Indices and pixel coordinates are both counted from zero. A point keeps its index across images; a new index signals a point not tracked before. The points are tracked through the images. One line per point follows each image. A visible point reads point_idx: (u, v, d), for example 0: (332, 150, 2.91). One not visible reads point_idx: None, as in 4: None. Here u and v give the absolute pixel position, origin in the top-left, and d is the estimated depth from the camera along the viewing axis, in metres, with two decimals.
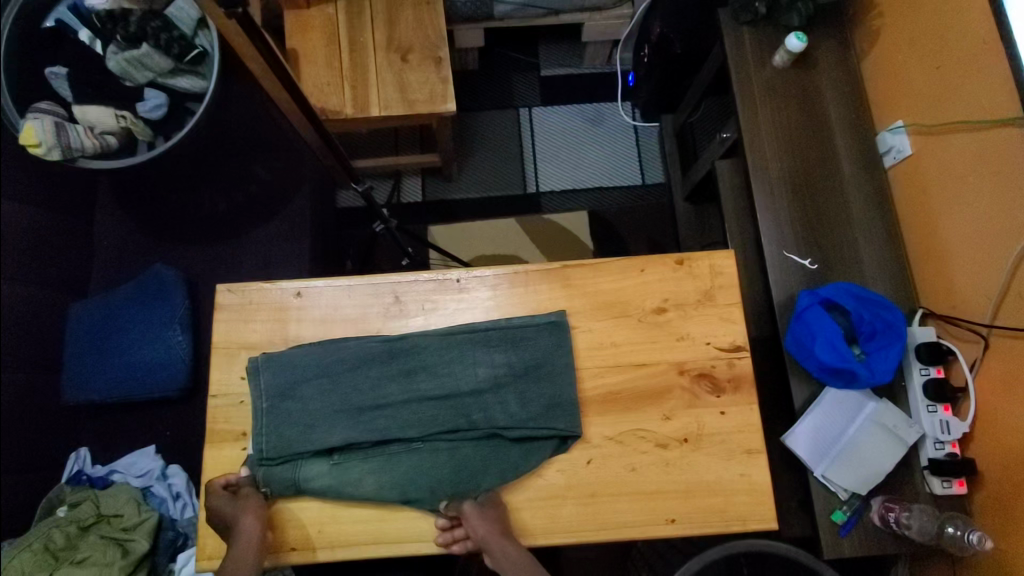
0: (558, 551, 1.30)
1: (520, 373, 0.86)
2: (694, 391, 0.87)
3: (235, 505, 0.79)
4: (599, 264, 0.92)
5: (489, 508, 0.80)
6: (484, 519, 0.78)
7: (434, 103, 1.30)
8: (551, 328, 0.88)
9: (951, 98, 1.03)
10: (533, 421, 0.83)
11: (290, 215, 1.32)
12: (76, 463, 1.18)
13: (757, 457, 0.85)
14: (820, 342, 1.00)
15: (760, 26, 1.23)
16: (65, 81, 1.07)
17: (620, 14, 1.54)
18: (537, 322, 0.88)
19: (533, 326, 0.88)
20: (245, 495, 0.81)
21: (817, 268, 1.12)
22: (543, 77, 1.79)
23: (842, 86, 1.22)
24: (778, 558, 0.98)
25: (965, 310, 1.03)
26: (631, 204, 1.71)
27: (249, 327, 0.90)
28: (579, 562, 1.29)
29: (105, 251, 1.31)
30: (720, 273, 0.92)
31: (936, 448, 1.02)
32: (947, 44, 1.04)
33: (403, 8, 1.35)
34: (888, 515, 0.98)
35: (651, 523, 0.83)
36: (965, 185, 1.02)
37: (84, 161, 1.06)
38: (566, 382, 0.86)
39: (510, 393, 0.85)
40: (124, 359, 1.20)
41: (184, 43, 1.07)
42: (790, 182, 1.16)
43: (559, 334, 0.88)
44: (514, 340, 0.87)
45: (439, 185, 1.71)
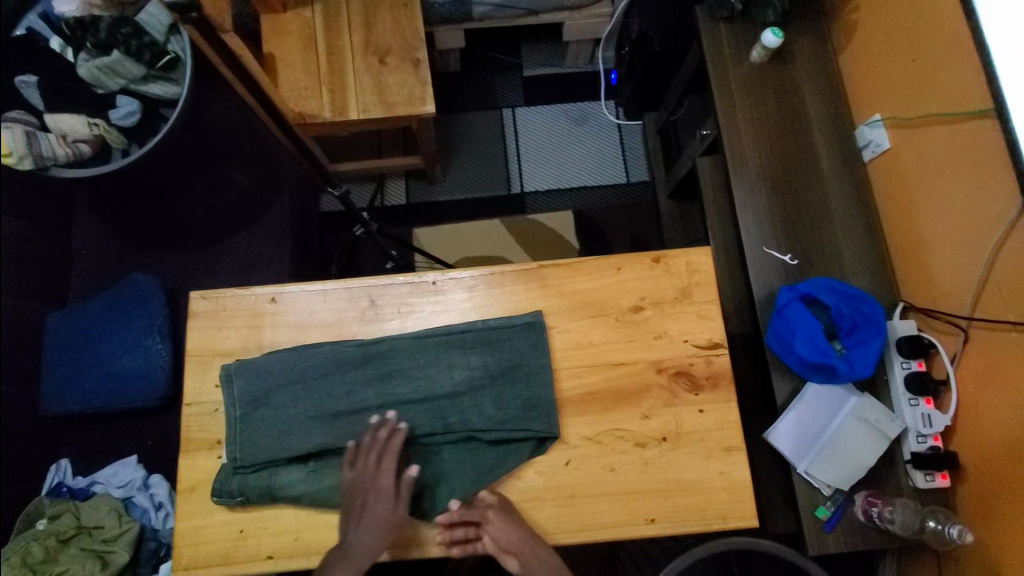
0: None
1: (499, 375, 0.85)
2: (672, 389, 0.87)
3: (385, 509, 0.78)
4: (575, 263, 0.91)
5: (509, 513, 0.80)
6: (507, 523, 0.79)
7: (413, 105, 1.29)
8: (527, 328, 0.87)
9: (925, 92, 1.04)
10: (511, 423, 0.83)
11: (270, 220, 1.31)
12: (57, 475, 1.17)
13: (737, 454, 0.85)
14: (799, 338, 1.00)
15: (737, 22, 1.23)
16: (36, 89, 1.05)
17: (600, 12, 1.54)
18: (513, 323, 0.87)
19: (511, 327, 0.87)
20: (398, 501, 0.79)
21: (797, 263, 1.11)
22: (526, 77, 1.79)
23: (820, 80, 1.21)
24: (765, 554, 0.98)
25: (945, 303, 1.03)
26: (615, 202, 1.70)
27: (223, 334, 0.89)
28: None
29: (83, 259, 1.30)
30: (698, 270, 0.91)
31: (919, 442, 1.01)
32: (921, 37, 1.04)
33: (381, 10, 1.35)
34: (870, 510, 0.98)
35: (631, 523, 0.82)
36: (942, 178, 1.02)
37: (56, 169, 1.05)
38: (542, 383, 0.85)
39: (488, 395, 0.84)
40: (104, 369, 1.19)
41: (156, 49, 1.07)
42: (769, 177, 1.16)
43: (536, 335, 0.87)
44: (492, 342, 0.86)
45: (423, 187, 1.70)
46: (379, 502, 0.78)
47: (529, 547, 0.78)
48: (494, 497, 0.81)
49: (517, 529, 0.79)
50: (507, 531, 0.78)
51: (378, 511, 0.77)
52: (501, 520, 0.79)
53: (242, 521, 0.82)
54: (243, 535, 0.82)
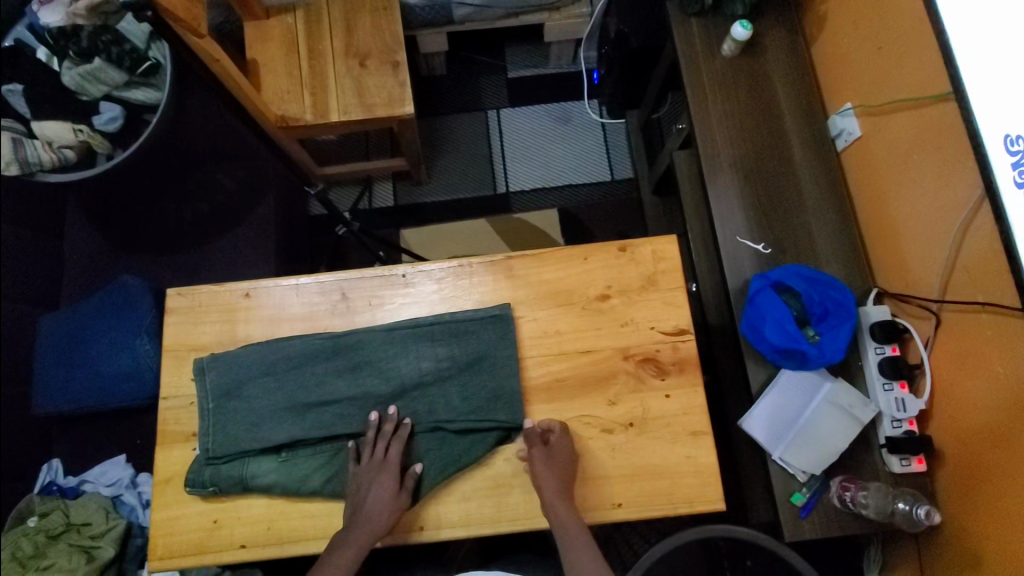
0: None
1: (466, 367, 0.87)
2: (639, 375, 0.87)
3: (389, 499, 0.79)
4: (543, 254, 0.92)
5: (561, 454, 0.82)
6: (549, 464, 0.81)
7: (392, 107, 1.32)
8: (493, 320, 0.88)
9: (893, 77, 1.04)
10: (477, 413, 0.85)
11: (255, 221, 1.34)
12: (48, 474, 1.20)
13: (703, 438, 0.85)
14: (769, 324, 1.00)
15: (708, 16, 1.24)
16: (22, 97, 1.09)
17: (578, 12, 1.56)
18: (479, 316, 0.89)
19: (477, 320, 0.88)
20: (401, 493, 0.80)
21: (770, 252, 1.12)
22: (510, 79, 1.81)
23: (793, 71, 1.23)
24: (762, 554, 0.96)
25: (918, 288, 1.03)
26: (600, 200, 1.72)
27: (198, 329, 0.91)
28: None
29: (73, 263, 1.33)
30: (664, 258, 0.92)
31: (893, 426, 1.01)
32: (886, 25, 1.05)
33: (361, 14, 1.38)
34: (844, 495, 0.98)
35: (598, 508, 0.83)
36: (909, 163, 1.03)
37: (42, 175, 1.09)
38: (508, 374, 0.87)
39: (455, 387, 0.87)
40: (93, 370, 1.21)
41: (137, 56, 1.10)
42: (742, 168, 1.17)
43: (502, 327, 0.89)
44: (459, 335, 0.88)
45: (409, 189, 1.73)
46: (382, 492, 0.79)
47: (553, 489, 0.80)
48: (555, 434, 0.83)
49: (562, 467, 0.81)
50: (544, 468, 0.80)
51: (381, 501, 0.79)
52: (554, 450, 0.82)
53: (215, 511, 0.84)
54: (217, 525, 0.84)
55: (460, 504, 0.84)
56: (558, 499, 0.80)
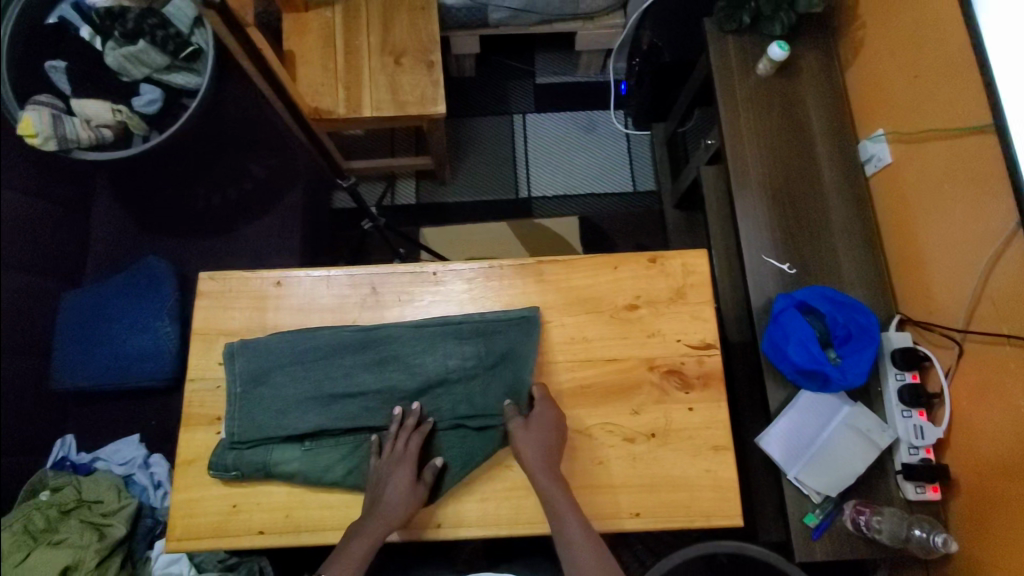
0: None
1: (492, 367, 0.87)
2: (663, 387, 0.88)
3: (406, 493, 0.79)
4: (573, 261, 0.93)
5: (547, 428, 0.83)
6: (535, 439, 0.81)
7: (425, 105, 1.33)
8: (520, 322, 0.88)
9: (928, 107, 1.05)
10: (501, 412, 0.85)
11: (281, 210, 1.35)
12: (62, 450, 1.21)
13: (724, 453, 0.85)
14: (793, 344, 1.01)
15: (745, 34, 1.25)
16: (64, 74, 1.10)
17: (612, 23, 1.57)
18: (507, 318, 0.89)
19: (505, 320, 0.88)
20: (419, 486, 0.81)
21: (795, 272, 1.13)
22: (538, 84, 1.82)
23: (825, 94, 1.24)
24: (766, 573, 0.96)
25: (942, 317, 1.04)
26: (621, 210, 1.72)
27: (228, 315, 0.91)
28: None
29: (99, 242, 1.34)
30: (693, 272, 0.93)
31: (910, 453, 1.01)
32: (924, 55, 1.06)
33: (398, 12, 1.39)
34: (858, 518, 0.98)
35: (616, 516, 0.83)
36: (941, 193, 1.03)
37: (79, 153, 1.09)
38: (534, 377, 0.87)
39: (478, 384, 0.87)
40: (114, 348, 1.22)
41: (180, 40, 1.11)
42: (771, 187, 1.17)
43: (531, 330, 0.89)
44: (488, 334, 0.88)
45: (432, 188, 1.74)
46: (402, 486, 0.80)
47: (540, 463, 0.80)
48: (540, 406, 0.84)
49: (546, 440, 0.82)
50: (528, 441, 0.81)
51: (401, 496, 0.79)
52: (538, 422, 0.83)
53: (236, 496, 0.85)
54: (237, 510, 0.84)
55: (479, 504, 0.84)
56: (545, 472, 0.80)
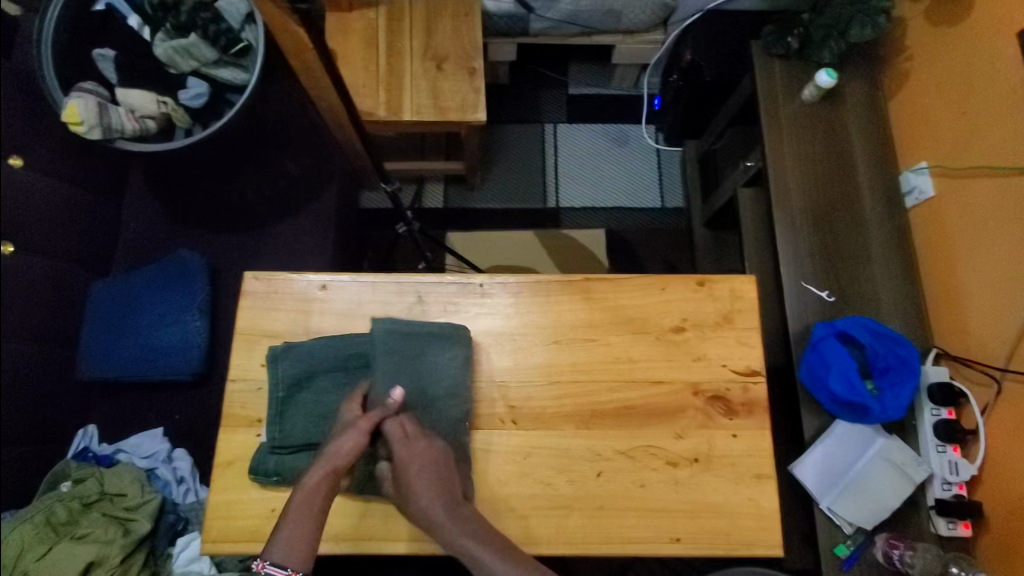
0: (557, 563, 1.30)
1: (432, 394, 0.83)
2: (708, 412, 0.87)
3: (355, 442, 0.74)
4: (621, 280, 0.93)
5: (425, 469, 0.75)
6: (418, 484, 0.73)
7: (465, 112, 1.32)
8: (438, 338, 0.85)
9: (975, 145, 1.05)
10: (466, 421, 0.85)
11: (314, 210, 1.34)
12: (84, 440, 1.19)
13: (767, 482, 0.85)
14: (834, 373, 1.01)
15: (791, 59, 1.26)
16: (111, 64, 1.10)
17: (652, 39, 1.57)
18: (417, 334, 0.84)
19: (384, 333, 0.82)
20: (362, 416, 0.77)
21: (833, 300, 1.13)
22: (570, 95, 1.82)
23: (868, 123, 1.24)
24: None
25: (980, 354, 1.03)
26: (649, 225, 1.72)
27: (272, 316, 0.91)
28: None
29: (129, 233, 1.33)
30: (741, 297, 0.92)
31: (943, 488, 1.01)
32: (975, 91, 1.06)
33: (441, 17, 1.39)
34: (892, 552, 0.98)
35: (657, 541, 0.83)
36: (986, 229, 1.03)
37: (122, 143, 1.08)
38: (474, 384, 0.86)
39: (442, 400, 0.83)
40: (142, 340, 1.21)
41: (231, 36, 1.10)
42: (811, 214, 1.17)
43: (457, 345, 0.86)
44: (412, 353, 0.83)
45: (461, 193, 1.73)
46: (351, 435, 0.75)
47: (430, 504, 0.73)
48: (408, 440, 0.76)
49: (426, 481, 0.74)
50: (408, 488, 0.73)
51: (347, 445, 0.74)
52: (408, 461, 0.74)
53: (274, 500, 0.84)
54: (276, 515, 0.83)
55: (520, 521, 0.83)
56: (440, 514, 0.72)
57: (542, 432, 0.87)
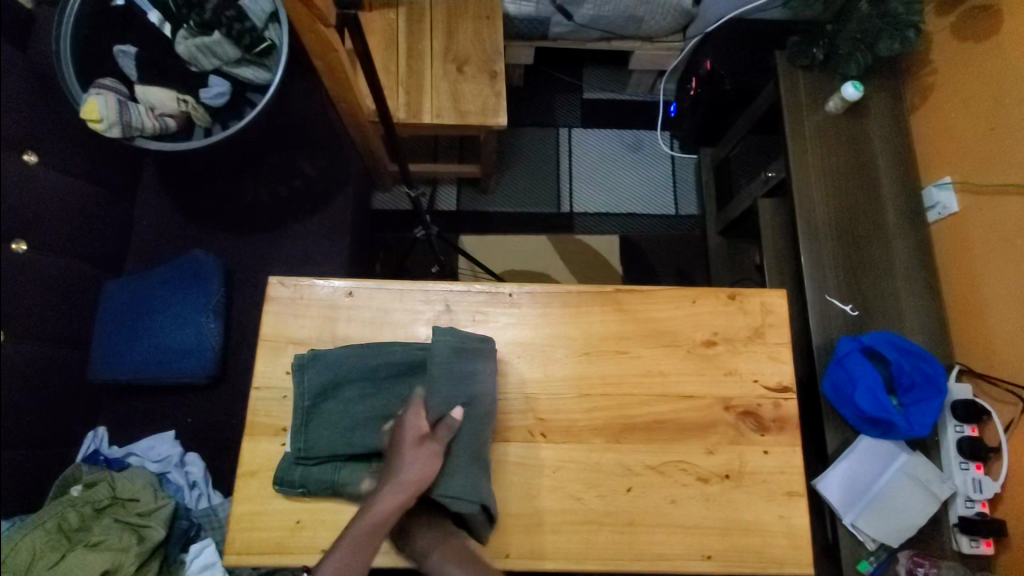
0: None
1: (481, 414, 0.79)
2: (739, 428, 0.87)
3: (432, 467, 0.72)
4: (652, 292, 0.92)
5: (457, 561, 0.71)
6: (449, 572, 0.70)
7: (486, 116, 1.30)
8: (474, 353, 0.81)
9: (1002, 162, 1.05)
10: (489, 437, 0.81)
11: (330, 212, 1.32)
12: (94, 443, 1.17)
13: (798, 500, 0.84)
14: (861, 390, 1.00)
15: (815, 70, 1.26)
16: (133, 61, 1.07)
17: (671, 45, 1.56)
18: (464, 352, 0.80)
19: (446, 350, 0.79)
20: (429, 441, 0.74)
21: (857, 314, 1.12)
22: (585, 99, 1.81)
23: (891, 136, 1.23)
24: None
25: (1003, 371, 1.03)
26: (663, 232, 1.71)
27: (298, 323, 0.89)
28: None
29: (143, 231, 1.31)
30: (772, 312, 0.92)
31: (967, 506, 1.00)
32: (1003, 107, 1.05)
33: (463, 19, 1.36)
34: (915, 570, 0.97)
35: (689, 559, 0.82)
36: (1011, 247, 1.02)
37: (141, 141, 1.06)
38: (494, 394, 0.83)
39: (486, 418, 0.80)
40: (154, 342, 1.19)
41: (255, 35, 1.08)
42: (835, 226, 1.17)
43: (487, 359, 0.83)
44: (464, 371, 0.80)
45: (474, 196, 1.71)
46: (424, 459, 0.72)
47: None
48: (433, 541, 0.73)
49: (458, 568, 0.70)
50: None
51: (423, 472, 0.71)
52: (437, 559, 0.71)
53: (300, 512, 0.82)
54: (305, 527, 0.82)
55: (549, 536, 0.82)
56: None
57: (572, 445, 0.86)
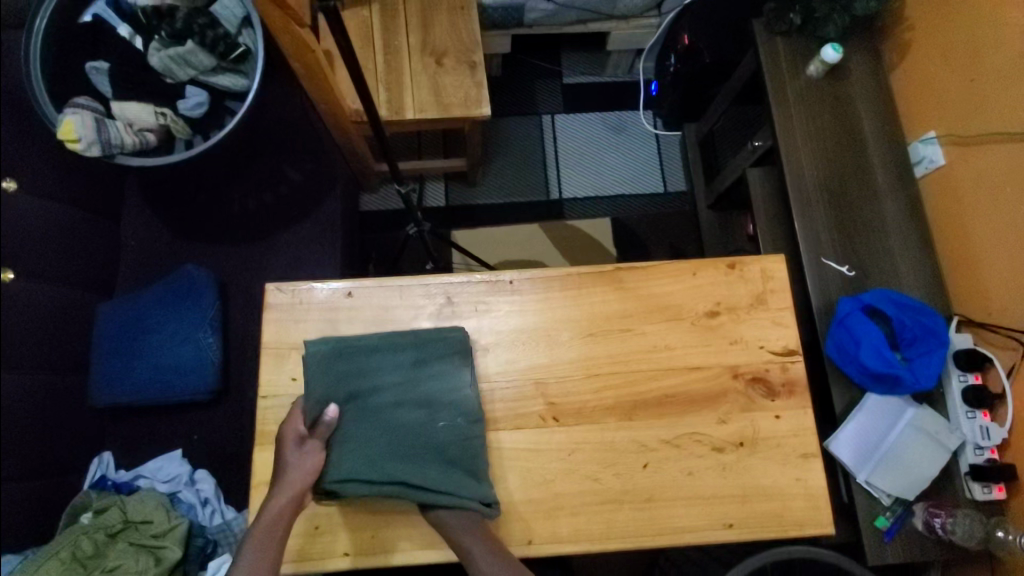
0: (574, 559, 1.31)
1: (375, 403, 0.81)
2: (749, 395, 0.87)
3: (311, 464, 0.76)
4: (652, 267, 0.92)
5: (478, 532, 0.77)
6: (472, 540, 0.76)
7: (469, 107, 1.29)
8: (377, 347, 0.83)
9: (987, 110, 1.05)
10: (468, 423, 0.81)
11: (320, 216, 1.30)
12: (100, 468, 1.15)
13: (814, 462, 0.85)
14: (865, 347, 1.01)
15: (793, 36, 1.25)
16: (106, 76, 1.07)
17: (647, 23, 1.55)
18: (347, 348, 0.82)
19: (321, 352, 0.82)
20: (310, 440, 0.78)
21: (854, 274, 1.13)
22: (565, 84, 1.80)
23: (873, 96, 1.24)
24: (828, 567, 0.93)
25: (1002, 318, 1.03)
26: (653, 211, 1.72)
27: (299, 327, 0.88)
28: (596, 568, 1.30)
29: (131, 251, 1.29)
30: (772, 278, 0.92)
31: (976, 453, 1.01)
32: (982, 58, 1.06)
33: (437, 11, 1.35)
34: (932, 520, 0.99)
35: (710, 528, 0.82)
36: (1002, 195, 1.03)
37: (122, 158, 1.04)
38: (463, 382, 0.82)
39: (391, 405, 0.81)
40: (152, 361, 1.17)
41: (229, 41, 1.06)
42: (826, 189, 1.17)
43: (416, 345, 0.83)
44: (350, 370, 0.81)
45: (462, 190, 1.70)
46: (308, 457, 0.77)
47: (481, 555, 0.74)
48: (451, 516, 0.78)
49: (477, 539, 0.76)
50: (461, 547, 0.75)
51: (304, 470, 0.76)
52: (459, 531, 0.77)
53: (319, 517, 0.82)
54: (324, 531, 0.81)
55: (570, 519, 0.82)
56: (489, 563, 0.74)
57: (585, 427, 0.85)
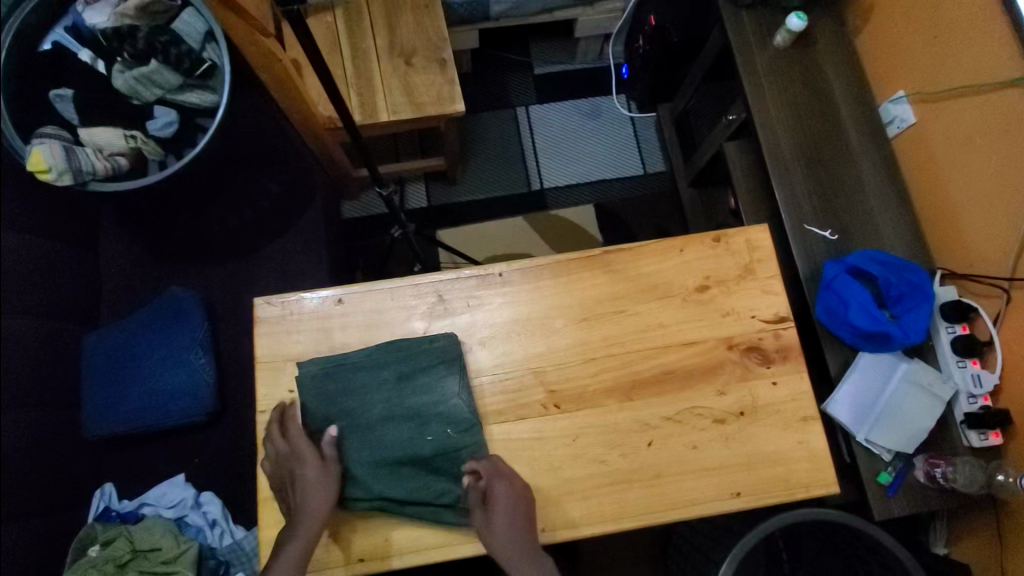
0: (586, 544, 1.32)
1: (364, 420, 0.82)
2: (745, 364, 0.88)
3: (324, 479, 0.77)
4: (640, 248, 0.92)
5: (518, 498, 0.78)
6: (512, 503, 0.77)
7: (443, 105, 1.28)
8: (363, 365, 0.83)
9: (953, 64, 1.06)
10: (458, 432, 0.81)
11: (302, 226, 1.29)
12: (103, 500, 1.13)
13: (813, 424, 0.86)
14: (854, 309, 1.02)
15: (758, 8, 1.26)
16: (71, 103, 1.05)
17: (612, 7, 1.55)
18: (335, 368, 0.83)
19: (313, 372, 0.83)
20: (324, 464, 0.79)
21: (837, 238, 1.15)
22: (537, 75, 1.80)
23: (841, 61, 1.25)
24: (844, 533, 0.89)
25: (984, 268, 1.05)
26: (634, 193, 1.72)
27: (292, 339, 0.88)
28: (609, 551, 1.32)
29: (112, 279, 1.27)
30: (758, 248, 0.93)
31: (970, 402, 1.03)
32: (943, 14, 1.07)
33: (402, 11, 1.33)
34: (933, 470, 1.01)
35: (719, 498, 0.83)
36: (973, 147, 1.05)
37: (95, 184, 1.03)
38: (450, 392, 0.82)
39: (379, 421, 0.81)
40: (145, 388, 1.15)
41: (193, 57, 1.06)
42: (803, 156, 1.19)
43: (400, 358, 0.84)
44: (340, 387, 0.82)
45: (442, 189, 1.69)
46: (323, 480, 0.77)
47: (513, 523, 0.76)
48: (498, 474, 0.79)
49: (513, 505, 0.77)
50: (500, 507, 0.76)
51: (326, 493, 0.76)
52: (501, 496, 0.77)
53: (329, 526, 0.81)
54: (335, 541, 0.81)
55: (581, 502, 0.83)
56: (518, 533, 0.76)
57: (586, 411, 0.86)
